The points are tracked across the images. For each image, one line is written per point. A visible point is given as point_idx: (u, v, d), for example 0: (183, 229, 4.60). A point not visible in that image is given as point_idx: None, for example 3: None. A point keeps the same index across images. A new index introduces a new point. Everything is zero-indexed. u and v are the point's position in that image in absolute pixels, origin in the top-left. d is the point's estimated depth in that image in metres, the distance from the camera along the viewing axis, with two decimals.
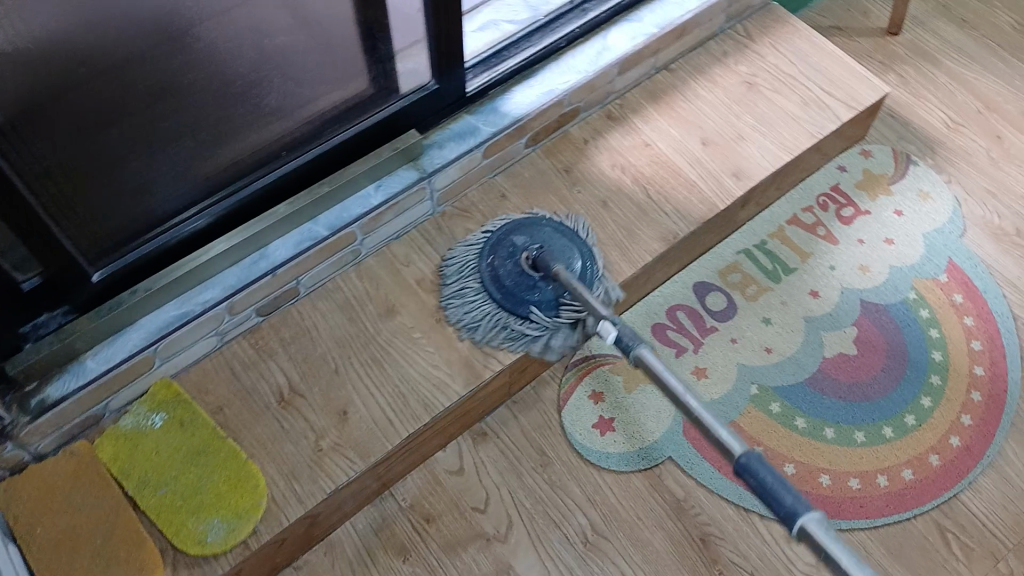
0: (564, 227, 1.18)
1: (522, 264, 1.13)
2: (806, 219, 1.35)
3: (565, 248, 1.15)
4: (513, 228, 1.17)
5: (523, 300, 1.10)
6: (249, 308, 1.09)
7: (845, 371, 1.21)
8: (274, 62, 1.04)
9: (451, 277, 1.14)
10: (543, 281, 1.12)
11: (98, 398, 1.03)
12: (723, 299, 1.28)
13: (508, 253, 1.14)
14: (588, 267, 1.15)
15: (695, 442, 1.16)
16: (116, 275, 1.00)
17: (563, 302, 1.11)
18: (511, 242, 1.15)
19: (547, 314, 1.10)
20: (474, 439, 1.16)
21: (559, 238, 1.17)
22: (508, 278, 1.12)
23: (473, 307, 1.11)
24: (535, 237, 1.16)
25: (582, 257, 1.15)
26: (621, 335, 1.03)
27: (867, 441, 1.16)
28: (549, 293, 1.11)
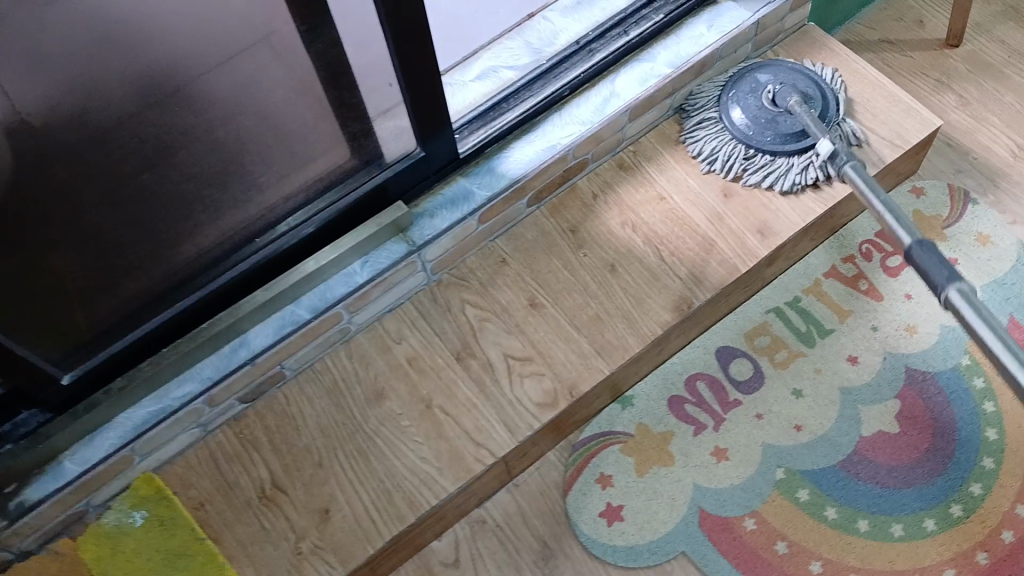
0: (803, 71, 1.20)
1: (766, 100, 1.16)
2: (845, 271, 1.21)
3: (804, 89, 1.17)
4: (764, 68, 1.20)
5: (764, 134, 1.15)
6: (230, 398, 1.05)
7: (884, 453, 1.09)
8: (258, 113, 1.08)
9: (691, 113, 1.21)
10: (784, 115, 1.15)
11: (79, 497, 1.00)
12: (748, 367, 1.16)
13: (753, 90, 1.18)
14: (830, 109, 1.17)
15: (711, 534, 1.06)
16: (91, 374, 0.97)
17: (799, 134, 1.14)
18: (752, 80, 1.19)
19: (784, 144, 1.14)
20: (472, 527, 1.10)
21: (801, 78, 1.19)
22: (750, 112, 1.16)
23: (706, 141, 1.17)
24: (781, 76, 1.19)
25: (832, 97, 1.18)
26: (837, 149, 1.06)
27: (906, 536, 1.04)
28: (789, 126, 1.14)
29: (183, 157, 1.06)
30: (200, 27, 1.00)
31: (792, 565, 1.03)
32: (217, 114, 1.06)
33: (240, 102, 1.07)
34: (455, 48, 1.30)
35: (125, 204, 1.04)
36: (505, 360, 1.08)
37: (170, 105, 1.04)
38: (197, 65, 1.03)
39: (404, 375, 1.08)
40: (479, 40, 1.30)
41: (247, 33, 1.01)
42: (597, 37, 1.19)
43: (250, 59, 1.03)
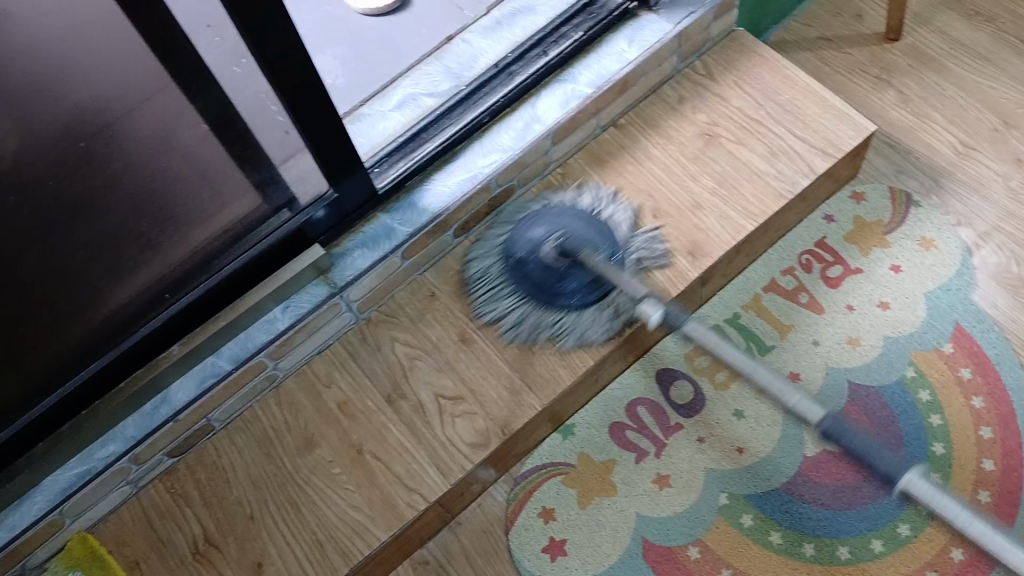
0: (573, 211, 1.13)
1: (549, 258, 1.08)
2: (785, 284, 1.19)
3: (586, 230, 1.10)
4: (529, 220, 1.12)
5: (556, 292, 1.07)
6: (157, 453, 1.03)
7: (828, 474, 1.07)
8: (185, 161, 0.99)
9: (495, 273, 1.11)
10: (572, 269, 1.08)
11: (12, 562, 0.99)
12: (690, 389, 1.13)
13: (527, 246, 1.10)
14: (614, 245, 1.09)
15: (655, 566, 1.04)
16: (17, 437, 0.96)
17: (590, 287, 1.07)
18: (523, 239, 1.11)
19: (581, 300, 1.07)
20: (415, 568, 1.08)
21: (570, 216, 1.12)
22: (537, 273, 1.08)
23: (514, 311, 1.08)
24: (550, 224, 1.11)
25: (575, 228, 1.10)
26: (664, 314, 0.98)
27: (852, 559, 1.02)
28: (577, 281, 1.07)
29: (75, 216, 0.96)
30: (105, 72, 0.87)
31: None
32: (119, 173, 0.96)
33: (146, 158, 0.97)
34: (378, 74, 1.26)
35: (59, 267, 0.98)
36: (436, 401, 1.06)
37: (72, 145, 0.91)
38: (97, 107, 0.89)
39: (334, 420, 1.06)
40: (403, 64, 1.27)
41: (151, 78, 0.90)
42: (517, 59, 1.16)
43: (168, 100, 0.93)
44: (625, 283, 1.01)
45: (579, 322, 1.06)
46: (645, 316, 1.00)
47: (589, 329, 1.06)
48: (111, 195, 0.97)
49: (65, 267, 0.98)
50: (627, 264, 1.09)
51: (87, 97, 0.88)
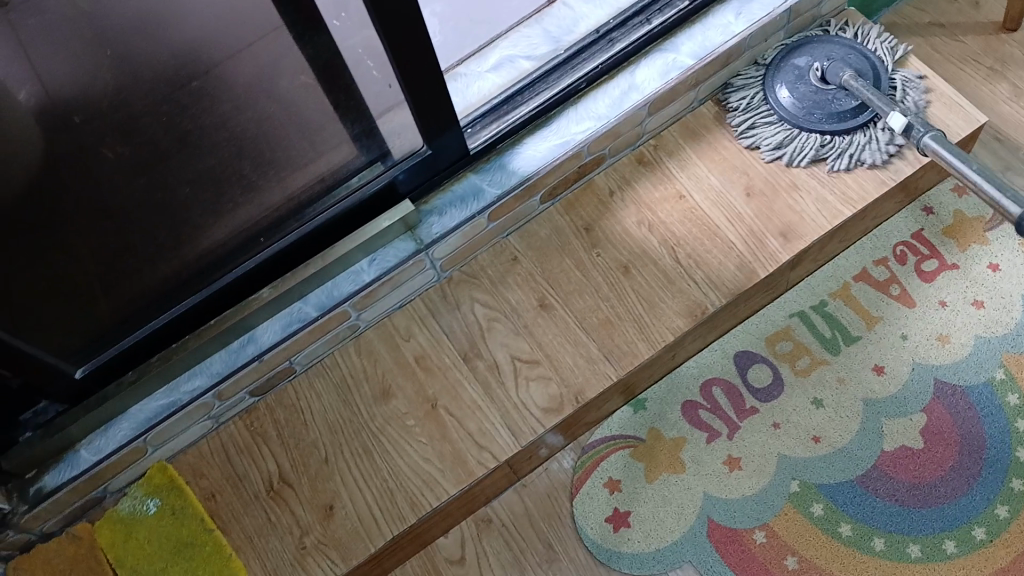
0: (842, 40, 1.16)
1: (813, 82, 1.13)
2: (877, 275, 1.15)
3: (850, 59, 1.14)
4: (793, 51, 1.16)
5: (833, 113, 1.11)
6: (241, 392, 1.06)
7: (906, 470, 1.04)
8: (285, 108, 1.00)
9: (738, 102, 1.15)
10: (843, 94, 1.12)
11: (95, 484, 1.04)
12: (768, 373, 1.12)
13: (794, 74, 1.15)
14: (875, 69, 1.14)
15: (719, 546, 1.04)
16: (99, 369, 1.00)
17: (859, 106, 1.11)
18: (791, 68, 1.15)
19: (838, 121, 1.11)
20: (478, 525, 1.10)
21: (847, 51, 1.15)
22: (802, 97, 1.13)
23: (773, 134, 1.12)
24: (814, 55, 1.16)
25: (872, 58, 1.14)
26: (911, 122, 1.04)
27: (922, 557, 1.00)
28: (847, 104, 1.11)
29: (178, 150, 0.96)
30: (211, 9, 0.87)
31: None
32: (227, 113, 0.97)
33: (254, 98, 0.98)
34: (476, 33, 1.26)
35: (161, 202, 0.99)
36: (512, 362, 1.07)
37: (178, 84, 0.91)
38: (203, 45, 0.89)
39: (411, 374, 1.08)
40: (502, 24, 1.25)
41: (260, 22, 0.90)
42: (618, 25, 1.14)
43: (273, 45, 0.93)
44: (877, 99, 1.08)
45: (869, 140, 1.10)
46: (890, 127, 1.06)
47: (856, 153, 1.09)
48: (218, 133, 0.98)
49: (168, 202, 0.99)
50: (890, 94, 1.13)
51: (189, 35, 0.88)
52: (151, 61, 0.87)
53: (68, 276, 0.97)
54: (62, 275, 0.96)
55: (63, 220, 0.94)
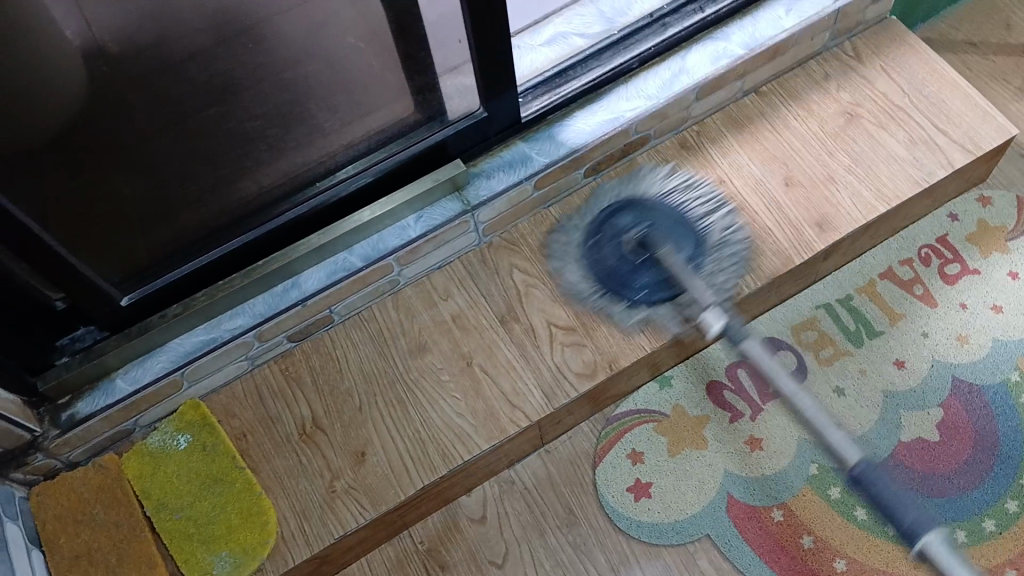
0: (678, 207, 1.15)
1: (630, 246, 1.13)
2: (902, 275, 1.19)
3: (673, 229, 1.14)
4: (624, 206, 1.16)
5: (625, 283, 1.11)
6: (280, 335, 1.07)
7: (921, 460, 1.07)
8: (330, 71, 1.04)
9: (556, 243, 1.14)
10: (644, 266, 1.12)
11: (127, 415, 1.04)
12: (792, 360, 1.15)
13: (612, 233, 1.14)
14: (698, 250, 1.12)
15: (737, 520, 1.06)
16: (145, 299, 1.00)
17: (661, 284, 1.10)
18: (619, 225, 1.15)
19: (636, 295, 1.10)
20: (501, 486, 1.11)
21: (669, 215, 1.15)
22: (612, 261, 1.13)
23: (578, 275, 1.12)
24: (645, 215, 1.15)
25: (707, 232, 1.13)
26: (723, 324, 1.00)
27: (934, 544, 1.03)
28: (648, 277, 1.11)
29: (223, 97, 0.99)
30: None
31: (814, 560, 1.03)
32: (271, 71, 1.00)
33: (296, 58, 1.01)
34: (526, 9, 1.28)
35: (202, 151, 1.02)
36: (548, 328, 1.09)
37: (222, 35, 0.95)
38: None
39: (448, 332, 1.10)
40: (551, 3, 1.28)
41: None
42: (672, 11, 1.18)
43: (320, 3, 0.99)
44: (694, 282, 1.05)
45: (649, 310, 1.09)
46: (707, 326, 1.02)
47: (668, 320, 1.08)
48: (264, 83, 1.01)
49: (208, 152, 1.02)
50: (708, 270, 1.11)
51: None
52: (194, 17, 0.93)
53: (108, 221, 0.98)
54: (109, 210, 0.98)
55: (109, 157, 0.96)
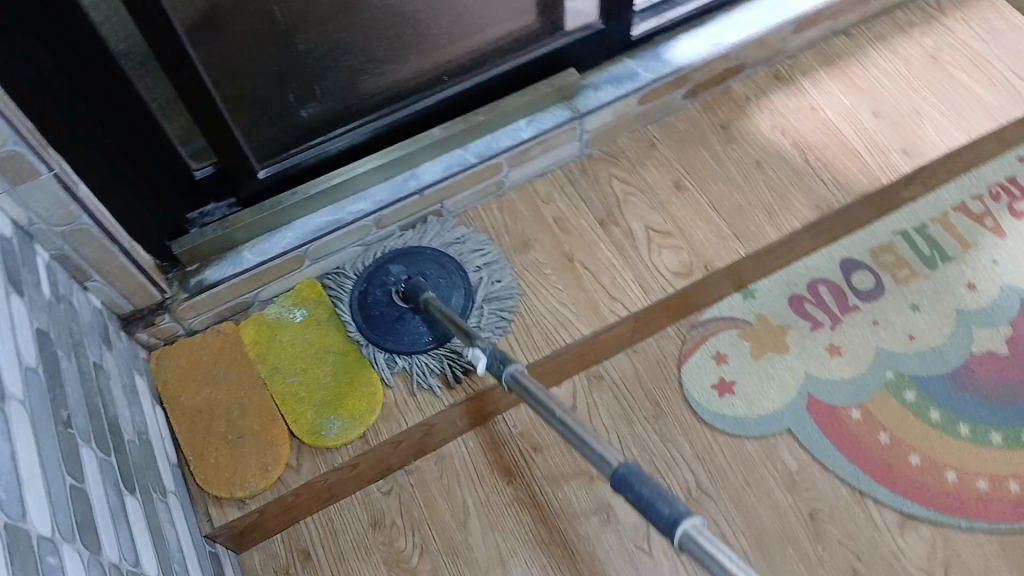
0: (440, 251, 1.13)
1: (396, 292, 1.09)
2: (974, 208, 1.25)
3: (441, 278, 1.10)
4: (394, 256, 1.12)
5: (387, 329, 1.07)
6: (394, 225, 1.14)
7: (992, 370, 1.14)
8: None
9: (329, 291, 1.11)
10: (411, 314, 1.08)
11: (250, 286, 1.09)
12: (870, 279, 1.21)
13: (382, 281, 1.10)
14: (463, 304, 1.08)
15: (818, 419, 1.12)
16: (281, 173, 1.07)
17: (429, 333, 1.07)
18: (391, 273, 1.11)
19: (395, 343, 1.06)
20: (590, 380, 1.18)
21: (436, 269, 1.10)
22: (376, 306, 1.09)
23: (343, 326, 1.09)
24: (413, 267, 1.11)
25: (454, 292, 1.09)
26: (489, 361, 0.91)
27: (1003, 444, 1.10)
28: (416, 325, 1.07)
29: None
30: None
31: (892, 454, 1.09)
32: None
33: None
34: None
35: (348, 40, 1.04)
36: (646, 232, 1.16)
37: None
38: None
39: (551, 232, 1.16)
40: None
41: None
42: None
43: None
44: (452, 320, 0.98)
45: (413, 361, 1.06)
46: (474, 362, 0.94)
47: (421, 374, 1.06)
48: None
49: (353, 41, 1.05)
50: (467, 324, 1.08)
51: None
52: None
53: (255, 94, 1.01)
54: (257, 86, 1.01)
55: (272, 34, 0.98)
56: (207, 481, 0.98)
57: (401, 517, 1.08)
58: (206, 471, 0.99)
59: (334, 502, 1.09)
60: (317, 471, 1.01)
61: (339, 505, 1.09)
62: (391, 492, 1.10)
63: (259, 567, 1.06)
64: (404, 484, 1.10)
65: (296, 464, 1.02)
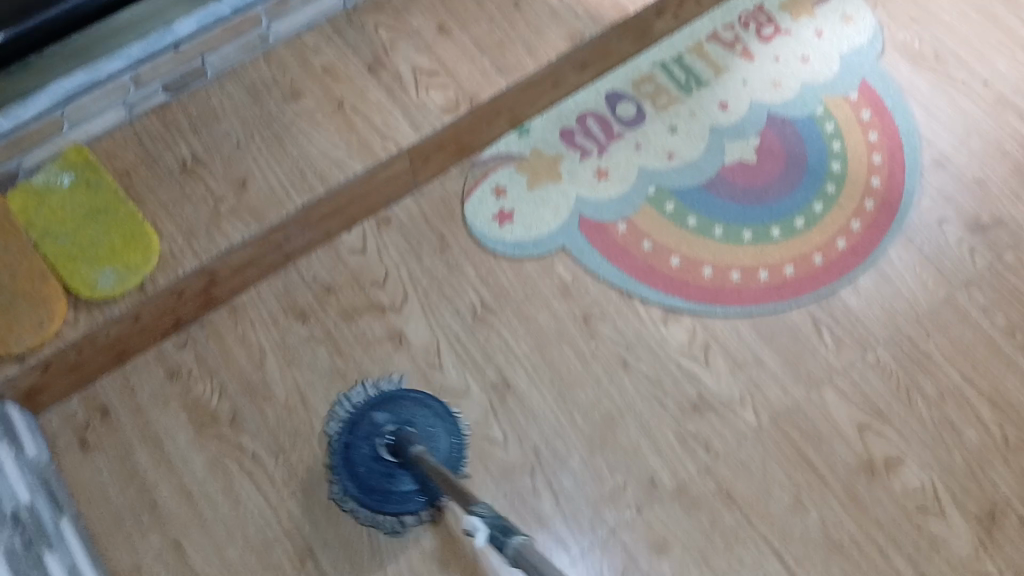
0: (427, 403, 1.05)
1: (383, 449, 1.01)
2: (725, 37, 1.36)
3: (428, 435, 1.03)
4: (377, 402, 1.04)
5: (383, 492, 0.99)
6: (155, 83, 1.14)
7: (742, 177, 1.26)
8: None
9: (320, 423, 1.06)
10: (400, 470, 1.00)
11: (9, 154, 1.07)
12: (633, 108, 1.30)
13: (365, 435, 1.02)
14: (456, 451, 1.05)
15: (587, 234, 1.21)
16: (24, 39, 1.02)
17: (423, 493, 0.99)
18: (376, 425, 1.03)
19: (386, 501, 0.99)
20: (378, 224, 1.21)
21: (423, 416, 1.04)
22: (361, 462, 1.01)
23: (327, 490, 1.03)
24: (401, 416, 1.04)
25: (445, 437, 1.04)
26: (492, 528, 0.80)
27: (753, 240, 1.21)
28: (406, 483, 0.99)
29: None
30: None
31: (654, 257, 1.19)
32: None
33: None
34: None
35: None
36: (414, 73, 1.21)
37: None
38: None
39: (318, 77, 1.21)
40: None
41: None
42: None
43: None
44: (456, 488, 0.87)
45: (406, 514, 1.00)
46: (471, 530, 0.83)
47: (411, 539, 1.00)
48: None
49: None
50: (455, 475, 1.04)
51: None
52: None
53: None
54: None
55: None
56: None
57: (198, 366, 1.10)
58: None
59: (128, 362, 1.10)
60: (93, 324, 1.03)
61: (134, 363, 1.10)
62: (186, 344, 1.11)
63: (57, 427, 1.06)
64: (198, 337, 1.12)
65: (74, 319, 1.03)
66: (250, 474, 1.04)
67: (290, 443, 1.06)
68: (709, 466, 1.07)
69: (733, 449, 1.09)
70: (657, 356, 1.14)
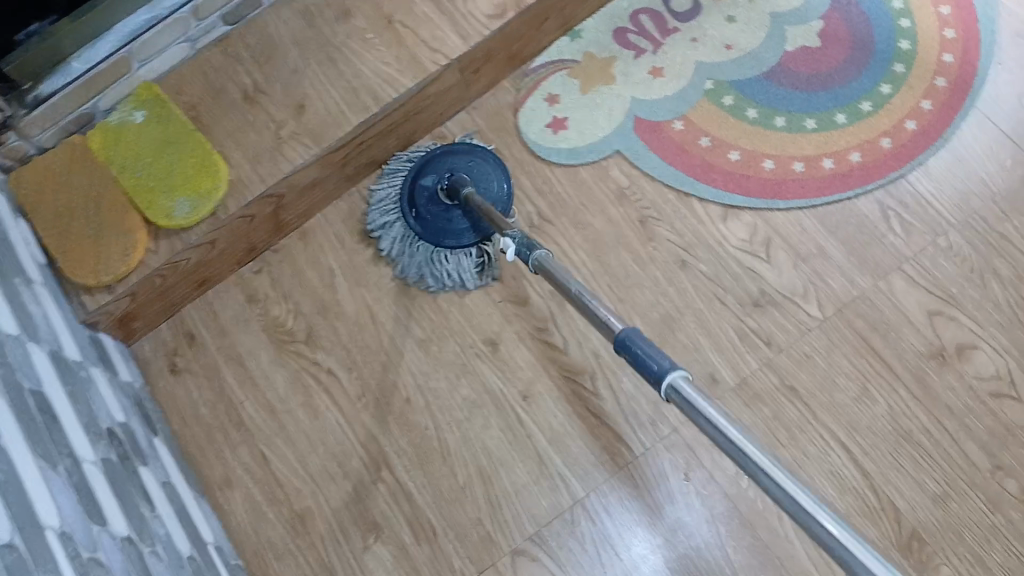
0: (465, 149, 1.15)
1: (439, 200, 1.12)
2: None
3: (472, 172, 1.14)
4: (420, 168, 1.15)
5: (444, 233, 1.11)
6: (213, 15, 1.19)
7: (804, 64, 1.20)
8: None
9: (377, 211, 1.16)
10: (455, 210, 1.11)
11: (87, 96, 1.14)
12: (688, 1, 1.26)
13: (420, 193, 1.13)
14: (502, 184, 1.14)
15: (643, 136, 1.19)
16: None
17: (479, 227, 1.10)
18: (427, 187, 1.13)
19: (451, 241, 1.11)
20: (435, 141, 1.24)
21: (467, 161, 1.14)
22: (424, 217, 1.12)
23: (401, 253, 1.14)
24: (443, 169, 1.14)
25: (488, 168, 1.14)
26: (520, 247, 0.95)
27: (817, 128, 1.17)
28: (461, 220, 1.11)
29: None
30: None
31: (712, 154, 1.17)
32: None
33: None
34: None
35: None
36: None
37: None
38: None
39: None
40: None
41: None
42: None
43: None
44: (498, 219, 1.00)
45: (467, 253, 1.12)
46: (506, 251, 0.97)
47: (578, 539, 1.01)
48: None
49: None
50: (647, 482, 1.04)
51: None
52: None
53: None
54: None
55: None
56: (75, 274, 1.06)
57: (273, 289, 1.17)
58: (74, 265, 1.06)
59: (211, 287, 1.18)
60: (174, 251, 1.09)
61: (216, 289, 1.17)
62: (262, 270, 1.18)
63: (151, 353, 1.15)
64: (273, 262, 1.18)
65: (156, 247, 1.10)
66: (328, 389, 1.11)
67: (363, 357, 1.12)
68: (771, 360, 1.08)
69: (796, 341, 1.08)
70: (716, 255, 1.13)
